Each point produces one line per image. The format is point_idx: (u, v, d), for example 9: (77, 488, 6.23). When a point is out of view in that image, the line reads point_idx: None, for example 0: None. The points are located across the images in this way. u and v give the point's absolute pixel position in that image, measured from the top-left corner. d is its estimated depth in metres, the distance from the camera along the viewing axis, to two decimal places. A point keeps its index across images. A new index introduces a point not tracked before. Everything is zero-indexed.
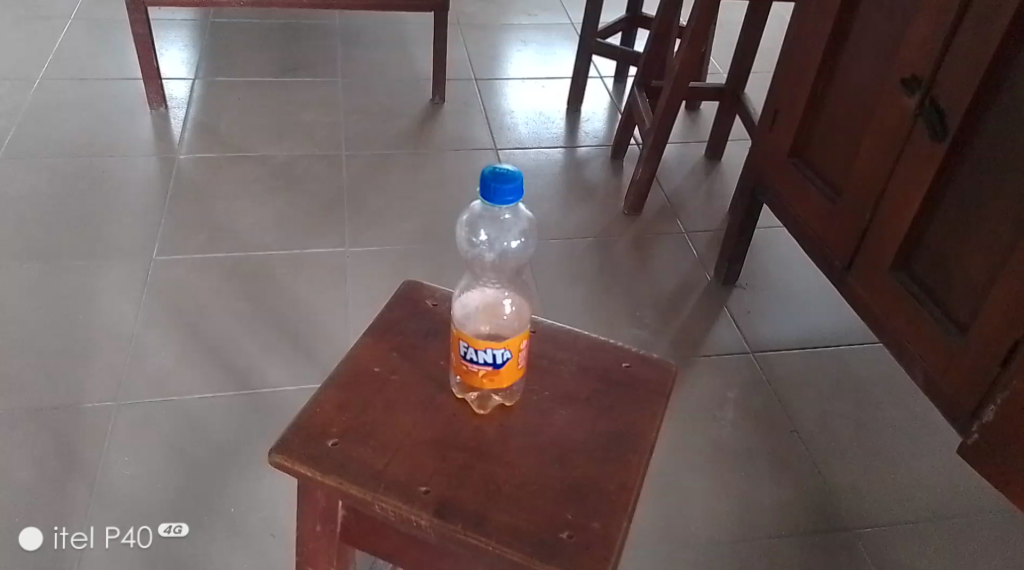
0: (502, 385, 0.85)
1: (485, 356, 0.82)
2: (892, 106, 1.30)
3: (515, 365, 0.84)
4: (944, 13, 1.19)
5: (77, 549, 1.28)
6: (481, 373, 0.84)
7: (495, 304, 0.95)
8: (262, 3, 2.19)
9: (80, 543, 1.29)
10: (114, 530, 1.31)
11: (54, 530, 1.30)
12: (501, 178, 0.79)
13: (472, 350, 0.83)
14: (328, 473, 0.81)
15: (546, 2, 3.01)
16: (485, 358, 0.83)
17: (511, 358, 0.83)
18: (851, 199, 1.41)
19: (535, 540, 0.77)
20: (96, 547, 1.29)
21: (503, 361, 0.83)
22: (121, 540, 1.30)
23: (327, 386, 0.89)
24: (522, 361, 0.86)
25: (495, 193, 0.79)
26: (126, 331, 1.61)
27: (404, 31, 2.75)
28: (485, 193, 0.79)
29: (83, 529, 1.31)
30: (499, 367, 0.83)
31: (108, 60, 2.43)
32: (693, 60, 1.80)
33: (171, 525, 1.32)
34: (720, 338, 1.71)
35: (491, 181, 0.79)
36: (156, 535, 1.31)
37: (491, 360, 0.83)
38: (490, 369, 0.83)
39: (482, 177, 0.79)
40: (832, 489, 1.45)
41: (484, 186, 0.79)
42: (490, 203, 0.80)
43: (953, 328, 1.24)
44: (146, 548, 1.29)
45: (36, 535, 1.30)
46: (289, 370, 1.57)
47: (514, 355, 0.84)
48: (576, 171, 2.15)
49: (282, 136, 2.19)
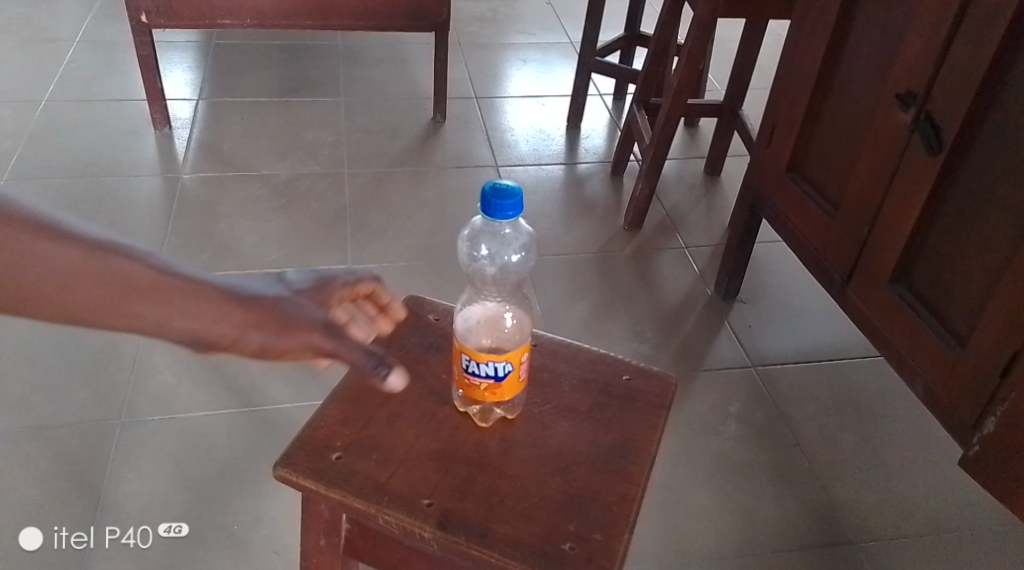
0: (503, 399, 0.86)
1: (487, 369, 0.83)
2: (887, 121, 1.32)
3: (517, 379, 0.86)
4: (937, 30, 1.21)
5: (77, 549, 1.31)
6: (483, 387, 0.85)
7: (497, 317, 0.96)
8: (265, 25, 2.22)
9: (80, 542, 1.32)
10: (114, 530, 1.33)
11: (54, 530, 1.33)
12: (506, 195, 0.80)
13: (474, 363, 0.84)
14: (331, 486, 0.82)
15: (546, 20, 3.04)
16: (487, 371, 0.84)
17: (513, 371, 0.84)
18: (850, 213, 1.43)
19: (539, 551, 0.78)
20: (97, 546, 1.31)
21: (507, 373, 0.84)
22: (121, 540, 1.32)
23: (330, 401, 0.89)
24: (523, 376, 0.87)
25: (496, 208, 0.80)
26: (130, 349, 1.63)
27: (405, 50, 2.78)
28: (486, 209, 0.80)
29: (83, 529, 1.33)
30: (500, 380, 0.84)
31: (113, 81, 2.46)
32: (691, 78, 1.82)
33: (171, 525, 1.35)
34: (720, 352, 1.72)
35: (492, 197, 0.80)
36: (156, 535, 1.33)
37: (493, 373, 0.84)
38: (491, 382, 0.84)
39: (484, 192, 0.80)
40: (835, 502, 1.45)
41: (485, 202, 0.80)
42: (490, 219, 0.81)
43: (953, 340, 1.25)
44: (145, 548, 1.32)
45: (36, 535, 1.32)
46: (292, 388, 1.58)
47: (516, 368, 0.85)
48: (576, 187, 2.17)
49: (285, 155, 2.21)
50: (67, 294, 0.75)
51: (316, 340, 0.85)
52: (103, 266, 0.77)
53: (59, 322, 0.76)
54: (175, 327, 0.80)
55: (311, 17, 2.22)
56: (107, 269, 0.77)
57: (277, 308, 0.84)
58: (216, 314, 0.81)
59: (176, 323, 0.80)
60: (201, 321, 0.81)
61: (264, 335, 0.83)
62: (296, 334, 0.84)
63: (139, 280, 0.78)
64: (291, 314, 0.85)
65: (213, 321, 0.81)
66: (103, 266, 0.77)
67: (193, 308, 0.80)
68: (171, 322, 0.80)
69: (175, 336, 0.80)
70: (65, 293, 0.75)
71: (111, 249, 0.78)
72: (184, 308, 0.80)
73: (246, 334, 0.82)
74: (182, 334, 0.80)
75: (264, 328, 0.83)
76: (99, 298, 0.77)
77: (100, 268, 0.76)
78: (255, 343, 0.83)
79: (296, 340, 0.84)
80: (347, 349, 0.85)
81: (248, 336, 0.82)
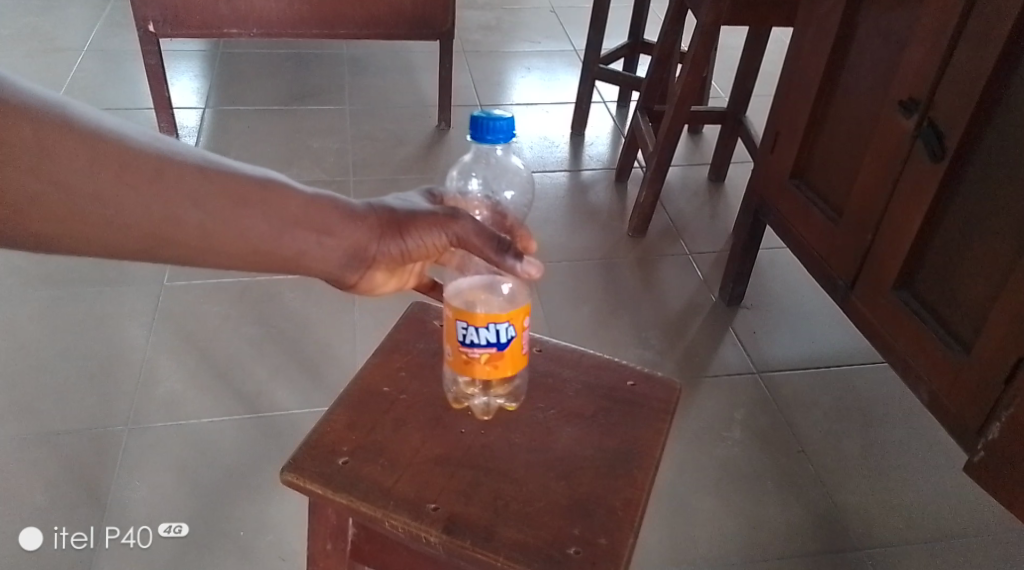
0: (505, 372, 0.82)
1: (488, 336, 0.80)
2: (891, 129, 1.32)
3: (520, 347, 0.82)
4: (938, 38, 1.22)
5: (77, 549, 1.32)
6: (484, 359, 0.81)
7: (489, 288, 0.93)
8: (271, 34, 2.24)
9: (80, 543, 1.33)
10: (114, 530, 1.34)
11: (53, 530, 1.34)
12: (498, 119, 0.81)
13: (472, 330, 0.80)
14: (339, 490, 0.82)
15: (550, 28, 3.06)
16: (487, 339, 0.80)
17: (515, 338, 0.81)
18: (854, 220, 1.43)
19: (544, 556, 0.78)
20: (97, 546, 1.32)
21: (508, 339, 0.81)
22: (121, 540, 1.33)
23: (337, 406, 0.90)
24: (527, 347, 0.84)
25: (489, 129, 0.80)
26: (136, 355, 1.64)
27: (410, 58, 2.80)
28: (477, 133, 0.81)
29: (83, 529, 1.34)
30: (502, 346, 0.81)
31: (121, 91, 2.47)
32: (694, 85, 1.82)
33: (171, 525, 1.36)
34: (724, 358, 1.72)
35: (485, 119, 0.80)
36: (156, 535, 1.34)
37: (494, 340, 0.80)
38: (493, 351, 0.81)
39: (476, 117, 0.81)
40: (840, 509, 1.45)
41: (477, 126, 0.81)
42: (477, 143, 0.82)
43: (957, 346, 1.25)
44: (145, 548, 1.33)
45: (36, 535, 1.33)
46: (298, 395, 1.59)
47: (518, 335, 0.82)
48: (580, 194, 2.18)
49: (291, 162, 2.23)
50: (229, 234, 0.76)
51: (444, 229, 0.85)
52: (257, 197, 0.77)
53: (242, 263, 0.78)
54: (328, 251, 0.82)
55: (316, 26, 2.24)
56: (267, 201, 0.78)
57: (400, 212, 0.85)
58: (357, 226, 0.83)
59: (327, 244, 0.81)
60: (344, 237, 0.82)
61: (399, 244, 0.85)
62: (421, 227, 0.85)
63: (294, 200, 0.79)
64: (410, 212, 0.86)
65: (354, 234, 0.82)
66: (259, 197, 0.77)
67: (338, 226, 0.82)
68: (326, 243, 0.81)
69: (333, 256, 0.82)
70: (240, 230, 0.76)
71: (270, 183, 0.78)
72: (333, 226, 0.81)
73: (385, 240, 0.84)
74: (334, 256, 0.82)
75: (394, 230, 0.84)
76: (259, 232, 0.77)
77: (255, 198, 0.77)
78: (393, 250, 0.85)
79: (426, 231, 0.85)
80: (470, 229, 0.85)
81: (387, 242, 0.84)
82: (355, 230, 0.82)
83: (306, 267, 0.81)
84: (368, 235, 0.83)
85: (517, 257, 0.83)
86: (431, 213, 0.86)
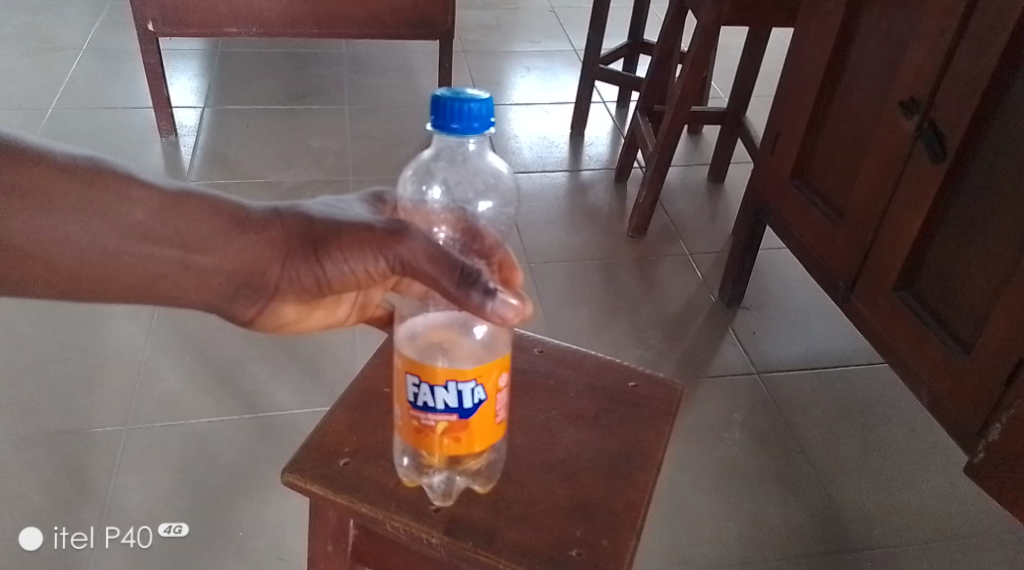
0: (468, 445, 0.75)
1: (451, 399, 0.73)
2: (892, 129, 1.32)
3: (487, 416, 0.75)
4: (939, 40, 1.22)
5: (77, 549, 1.32)
6: (444, 425, 0.74)
7: (460, 328, 0.82)
8: (271, 33, 2.23)
9: (80, 543, 1.32)
10: (114, 530, 1.34)
11: (53, 531, 1.33)
12: (460, 101, 0.72)
13: (429, 390, 0.73)
14: (340, 492, 0.82)
15: (550, 28, 3.06)
16: (446, 403, 0.73)
17: (484, 404, 0.74)
18: (854, 221, 1.43)
19: (547, 557, 0.77)
20: (96, 547, 1.32)
21: (472, 405, 0.74)
22: (121, 540, 1.33)
23: (338, 407, 0.90)
24: (497, 415, 0.76)
25: (452, 113, 0.72)
26: (134, 356, 1.64)
27: (409, 58, 2.80)
28: (439, 120, 0.72)
29: (83, 529, 1.34)
30: (467, 413, 0.74)
31: (120, 90, 2.47)
32: (695, 85, 1.82)
33: (171, 525, 1.36)
34: (723, 359, 1.72)
35: (448, 101, 0.72)
36: (156, 535, 1.34)
37: (458, 405, 0.73)
38: (455, 417, 0.74)
39: (437, 99, 0.72)
40: (840, 510, 1.45)
41: (437, 109, 0.72)
42: (439, 133, 0.73)
43: (959, 347, 1.25)
44: (145, 548, 1.33)
45: (36, 535, 1.33)
46: (297, 395, 1.58)
47: (488, 399, 0.75)
48: (579, 194, 2.18)
49: (290, 161, 2.23)
50: (50, 245, 0.75)
51: (389, 252, 0.77)
52: (80, 198, 0.75)
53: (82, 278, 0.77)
54: (200, 269, 0.80)
55: (315, 26, 2.23)
56: (113, 212, 0.76)
57: (308, 231, 0.81)
58: (243, 247, 0.81)
59: (200, 261, 0.80)
60: (224, 254, 0.80)
61: (302, 268, 0.81)
62: (359, 246, 0.78)
63: (146, 209, 0.77)
64: (338, 230, 0.80)
65: (236, 254, 0.81)
66: (96, 202, 0.76)
67: (210, 244, 0.80)
68: (195, 263, 0.79)
69: (201, 275, 0.80)
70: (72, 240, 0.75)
71: (123, 192, 0.77)
72: (194, 239, 0.79)
73: (291, 263, 0.81)
74: (214, 277, 0.81)
75: (301, 249, 0.81)
76: (92, 241, 0.76)
77: (81, 200, 0.75)
78: (291, 274, 0.82)
79: (368, 252, 0.78)
80: (420, 252, 0.76)
81: (289, 265, 0.81)
82: (232, 249, 0.80)
83: (181, 289, 0.80)
84: (254, 257, 0.81)
85: (489, 292, 0.73)
86: (370, 230, 0.78)
